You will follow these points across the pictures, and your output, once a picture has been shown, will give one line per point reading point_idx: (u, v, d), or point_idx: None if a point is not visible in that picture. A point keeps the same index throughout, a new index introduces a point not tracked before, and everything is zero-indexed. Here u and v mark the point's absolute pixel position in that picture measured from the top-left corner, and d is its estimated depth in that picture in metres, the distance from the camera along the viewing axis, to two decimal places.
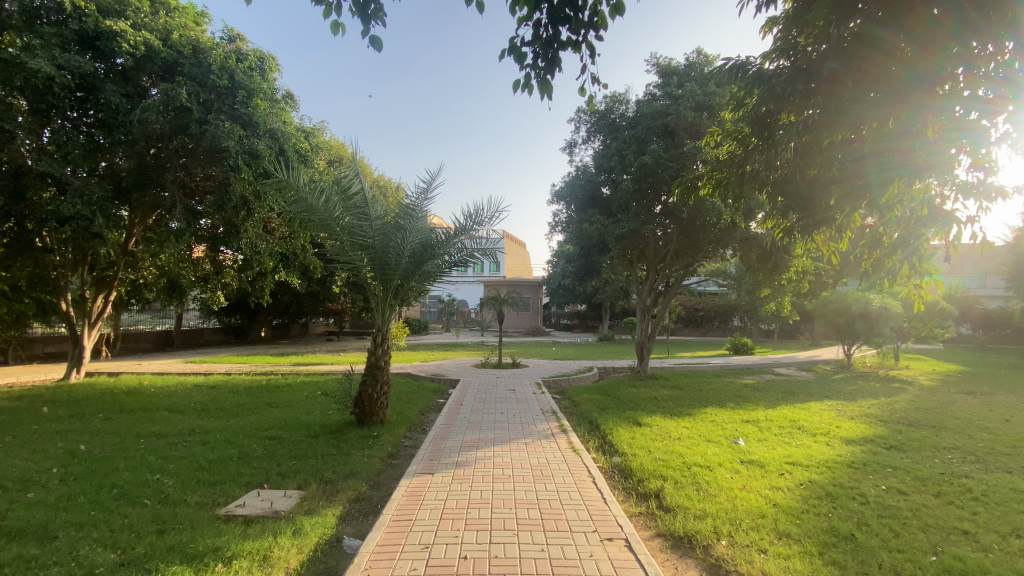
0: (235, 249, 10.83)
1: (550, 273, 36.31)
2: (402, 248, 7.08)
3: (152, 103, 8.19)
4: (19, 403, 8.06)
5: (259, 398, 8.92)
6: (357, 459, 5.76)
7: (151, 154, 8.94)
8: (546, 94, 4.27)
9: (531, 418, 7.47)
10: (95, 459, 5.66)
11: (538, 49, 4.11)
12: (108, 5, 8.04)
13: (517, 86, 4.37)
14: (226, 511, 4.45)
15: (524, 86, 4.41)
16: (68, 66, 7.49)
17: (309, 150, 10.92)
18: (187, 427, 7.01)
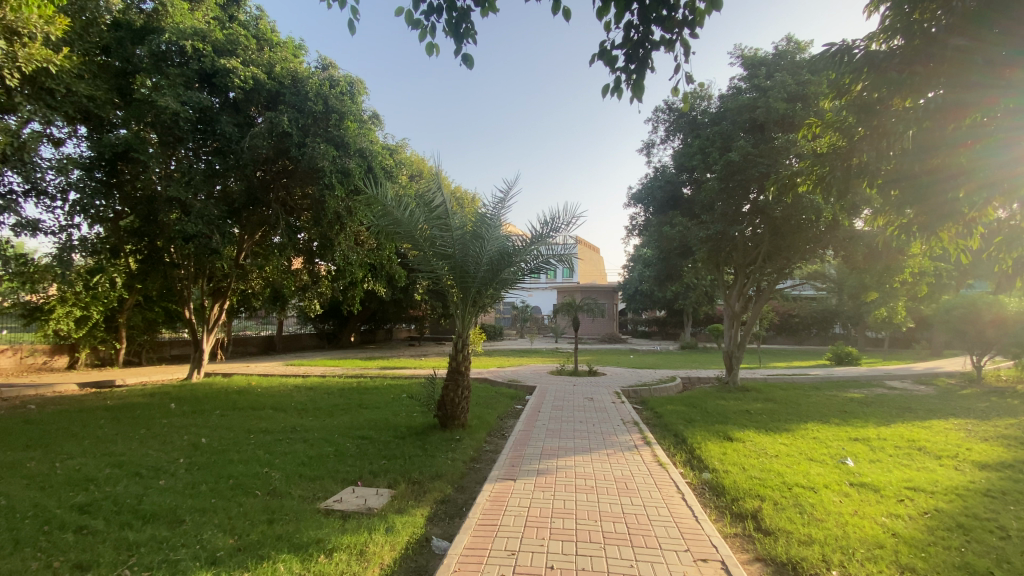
0: (329, 261, 11.66)
1: (628, 279, 35.41)
2: (480, 257, 7.21)
3: (258, 131, 9.08)
4: (152, 399, 9.20)
5: (350, 400, 9.47)
6: (441, 461, 5.93)
7: (258, 177, 9.91)
8: (637, 97, 4.21)
9: (612, 429, 7.28)
10: (214, 451, 6.31)
11: (628, 52, 4.05)
12: (222, 45, 8.99)
13: (607, 90, 4.38)
14: (326, 505, 4.76)
15: (616, 90, 4.41)
16: (190, 102, 8.52)
17: (393, 166, 11.54)
18: (289, 426, 7.60)
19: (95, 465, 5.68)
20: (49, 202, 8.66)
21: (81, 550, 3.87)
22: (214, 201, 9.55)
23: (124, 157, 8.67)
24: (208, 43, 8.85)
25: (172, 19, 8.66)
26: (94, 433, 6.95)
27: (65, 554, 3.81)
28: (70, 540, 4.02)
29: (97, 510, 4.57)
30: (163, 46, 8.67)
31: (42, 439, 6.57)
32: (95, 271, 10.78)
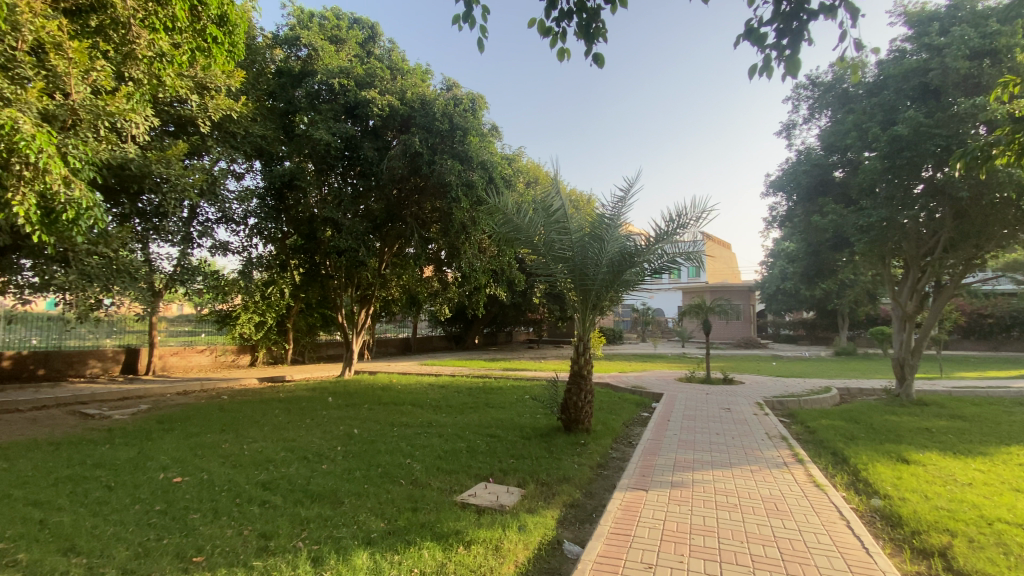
0: (456, 269, 12.38)
1: (763, 276, 32.26)
2: (601, 260, 7.07)
3: (395, 153, 9.99)
4: (314, 393, 10.58)
5: (479, 399, 9.93)
6: (568, 465, 5.93)
7: (394, 195, 10.91)
8: (793, 74, 3.91)
9: (755, 443, 6.65)
10: (364, 441, 7.04)
11: (779, 26, 3.71)
12: (363, 79, 10.06)
13: (756, 71, 4.07)
14: (462, 498, 5.02)
15: (767, 68, 4.08)
16: (338, 133, 9.66)
17: (512, 174, 11.92)
18: (426, 421, 8.20)
19: (272, 448, 6.67)
20: (234, 226, 10.46)
21: (265, 522, 4.56)
22: (359, 217, 10.75)
23: (288, 186, 10.12)
24: (352, 78, 9.97)
25: (323, 61, 9.90)
26: (270, 421, 8.17)
27: (253, 524, 4.52)
28: (257, 512, 4.77)
29: (276, 487, 5.36)
30: (316, 85, 9.99)
31: (233, 424, 7.91)
32: (268, 283, 12.74)
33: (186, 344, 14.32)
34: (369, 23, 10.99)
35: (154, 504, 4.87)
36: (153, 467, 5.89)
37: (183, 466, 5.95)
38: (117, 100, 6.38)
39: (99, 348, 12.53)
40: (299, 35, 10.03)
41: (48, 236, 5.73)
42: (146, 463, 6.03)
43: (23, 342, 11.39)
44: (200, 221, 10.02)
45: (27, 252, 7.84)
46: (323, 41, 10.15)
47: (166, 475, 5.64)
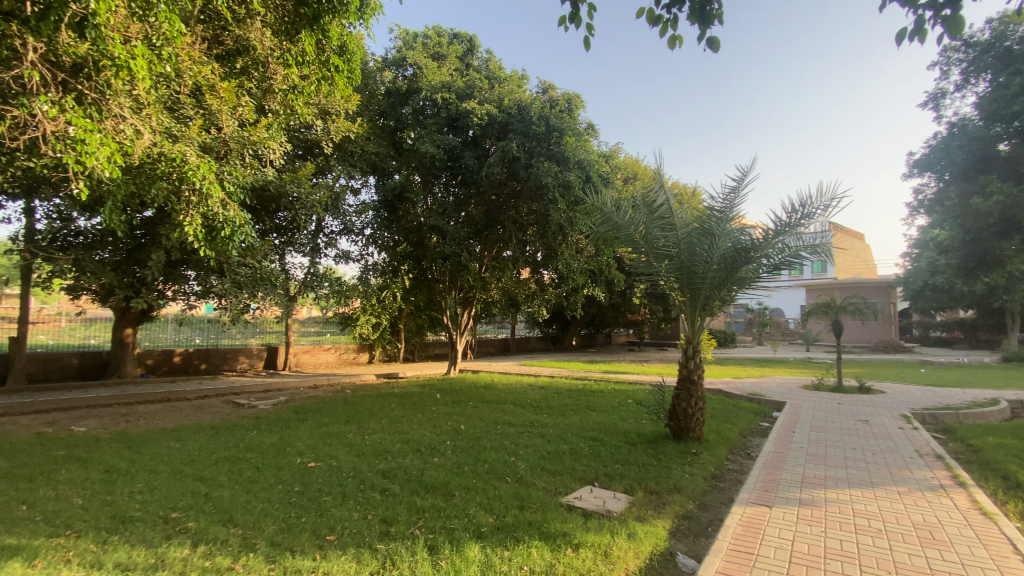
0: (555, 270, 12.42)
1: (905, 270, 28.13)
2: (712, 256, 6.64)
3: (494, 160, 10.28)
4: (423, 390, 11.25)
5: (580, 402, 9.86)
6: (679, 474, 5.65)
7: (493, 200, 11.25)
8: (956, 36, 3.46)
9: (900, 461, 5.82)
10: (471, 437, 7.32)
11: None
12: (464, 91, 10.49)
13: (906, 36, 3.67)
14: (567, 500, 5.01)
15: (918, 32, 3.69)
16: (442, 145, 10.17)
17: (610, 171, 11.71)
18: (528, 420, 8.34)
19: (390, 440, 7.20)
20: (353, 237, 11.50)
21: (386, 508, 4.92)
22: (460, 223, 11.23)
23: (398, 198, 10.88)
24: (453, 92, 10.44)
25: (426, 78, 10.49)
26: (387, 414, 8.84)
27: (376, 510, 4.90)
28: (379, 498, 5.17)
29: (394, 477, 5.76)
30: (421, 102, 10.63)
31: (355, 416, 8.68)
32: (382, 287, 13.81)
33: (315, 343, 15.97)
34: (467, 36, 11.43)
35: (293, 485, 5.50)
36: (291, 452, 6.65)
37: (315, 452, 6.65)
38: (259, 130, 7.42)
39: (247, 346, 14.45)
40: (405, 56, 10.72)
41: (209, 250, 6.72)
42: (286, 448, 6.83)
43: (189, 341, 13.44)
44: (325, 233, 11.15)
45: (194, 264, 9.39)
46: (427, 59, 10.74)
47: (302, 460, 6.35)
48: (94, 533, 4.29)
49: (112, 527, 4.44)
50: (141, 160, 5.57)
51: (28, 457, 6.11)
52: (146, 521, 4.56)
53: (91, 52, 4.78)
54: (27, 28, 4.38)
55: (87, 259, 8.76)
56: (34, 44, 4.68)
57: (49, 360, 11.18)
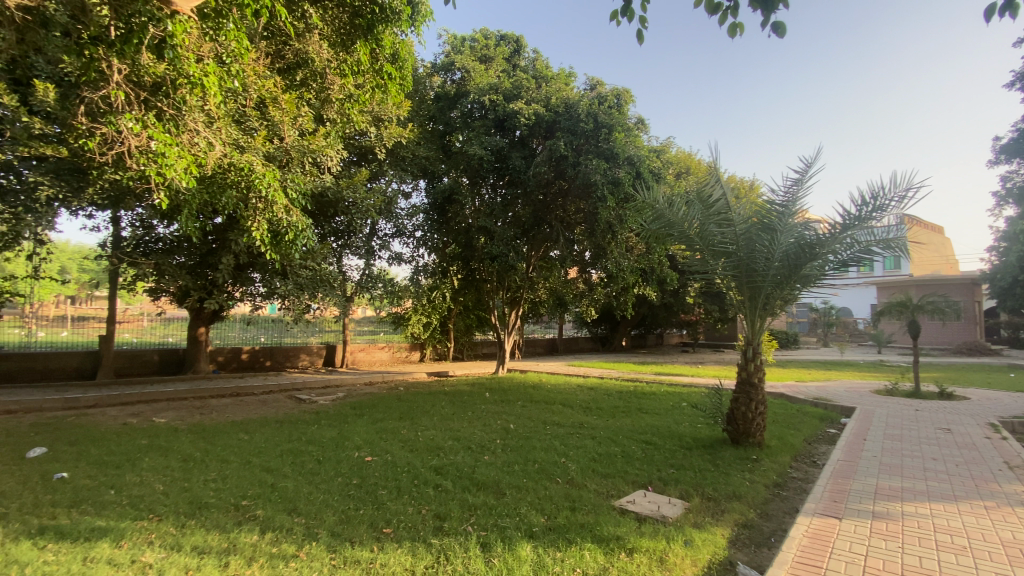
0: (604, 269, 12.24)
1: (992, 265, 25.66)
2: (773, 253, 6.30)
3: (541, 159, 10.26)
4: (473, 389, 11.40)
5: (631, 403, 9.67)
6: (738, 481, 5.42)
7: (541, 199, 11.24)
8: None
9: (990, 474, 5.31)
10: (521, 437, 7.35)
11: None
12: (511, 92, 10.54)
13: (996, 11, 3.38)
14: (620, 504, 4.93)
15: (1011, 5, 3.40)
16: (490, 147, 10.26)
17: (661, 166, 11.43)
18: (578, 421, 8.26)
19: (442, 437, 7.34)
20: (405, 239, 11.83)
21: (439, 504, 5.02)
22: (508, 224, 11.29)
23: (448, 200, 11.08)
24: (500, 93, 10.52)
25: (474, 81, 10.62)
26: (438, 411, 9.03)
27: (429, 505, 5.02)
28: (432, 494, 5.29)
29: (446, 473, 5.87)
30: (469, 105, 10.77)
31: (408, 412, 8.92)
32: (432, 288, 14.11)
33: (370, 341, 16.54)
34: (514, 37, 11.48)
35: (351, 478, 5.72)
36: (349, 446, 6.92)
37: (372, 447, 6.88)
38: (317, 138, 7.74)
39: (307, 344, 15.19)
40: (453, 61, 10.90)
41: (274, 254, 7.10)
42: (344, 442, 7.12)
43: (255, 340, 14.24)
44: (378, 235, 11.53)
45: (260, 267, 10.00)
46: (474, 62, 10.87)
47: (359, 454, 6.60)
48: (174, 517, 4.64)
49: (190, 511, 4.79)
50: (213, 171, 5.98)
51: (118, 445, 6.70)
52: (218, 507, 4.88)
53: (170, 72, 5.17)
54: (115, 52, 4.79)
55: (166, 264, 9.50)
56: (121, 67, 5.12)
57: (135, 356, 12.22)
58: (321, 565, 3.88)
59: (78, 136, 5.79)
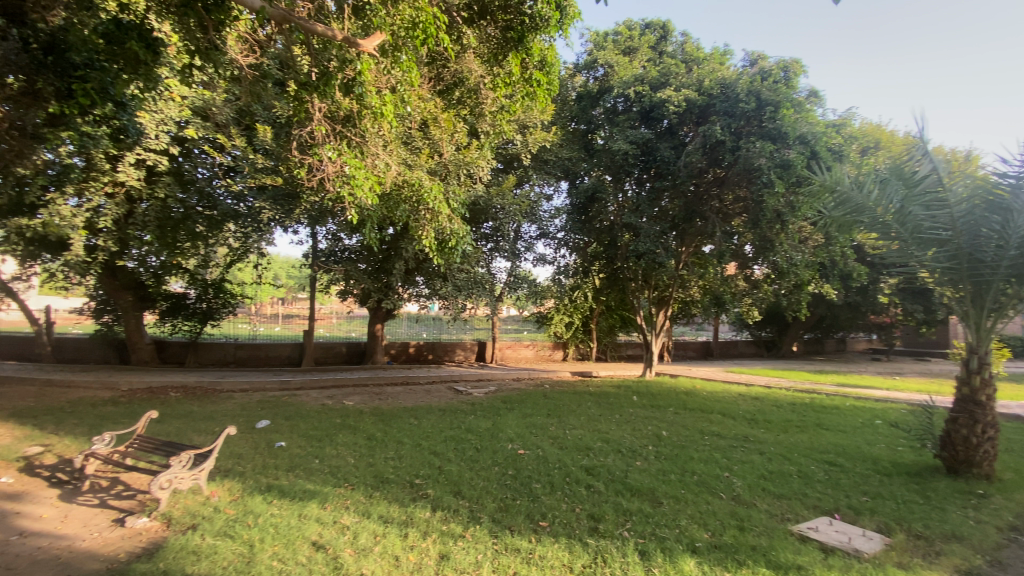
0: (771, 264, 11.04)
1: None
2: (1009, 239, 5.08)
3: (694, 147, 9.63)
4: (620, 391, 11.15)
5: (806, 418, 8.52)
6: (959, 519, 4.45)
7: (693, 190, 10.55)
8: None
9: None
10: (676, 445, 6.97)
11: None
12: (658, 81, 10.08)
13: None
14: (799, 529, 4.38)
15: None
16: (635, 140, 9.96)
17: (841, 143, 9.93)
18: (741, 434, 7.57)
19: (591, 438, 7.31)
20: (549, 241, 12.14)
21: (593, 505, 5.01)
22: (657, 220, 10.78)
23: (591, 199, 11.07)
24: (647, 83, 10.13)
25: (618, 75, 10.37)
26: (586, 412, 9.04)
27: (584, 504, 5.03)
28: (585, 494, 5.29)
29: (599, 474, 5.83)
30: (613, 100, 10.56)
31: (556, 410, 9.09)
32: (575, 288, 14.21)
33: (515, 340, 17.24)
34: (660, 23, 10.93)
35: (507, 469, 6.02)
36: (503, 438, 7.29)
37: (524, 441, 7.15)
38: (470, 152, 8.63)
39: (461, 341, 16.44)
40: (595, 57, 10.75)
41: (439, 259, 7.72)
42: (499, 434, 7.53)
43: (418, 336, 15.94)
44: (524, 238, 11.96)
45: (424, 271, 11.21)
46: (618, 56, 10.62)
47: (513, 447, 6.90)
48: (363, 488, 5.37)
49: (376, 484, 5.51)
50: (392, 188, 6.82)
51: (318, 422, 8.00)
52: (397, 483, 5.53)
53: (354, 105, 5.95)
54: (317, 92, 5.73)
55: (353, 270, 11.11)
56: (320, 106, 6.06)
57: (327, 348, 14.51)
58: (485, 548, 4.14)
59: (291, 168, 7.07)
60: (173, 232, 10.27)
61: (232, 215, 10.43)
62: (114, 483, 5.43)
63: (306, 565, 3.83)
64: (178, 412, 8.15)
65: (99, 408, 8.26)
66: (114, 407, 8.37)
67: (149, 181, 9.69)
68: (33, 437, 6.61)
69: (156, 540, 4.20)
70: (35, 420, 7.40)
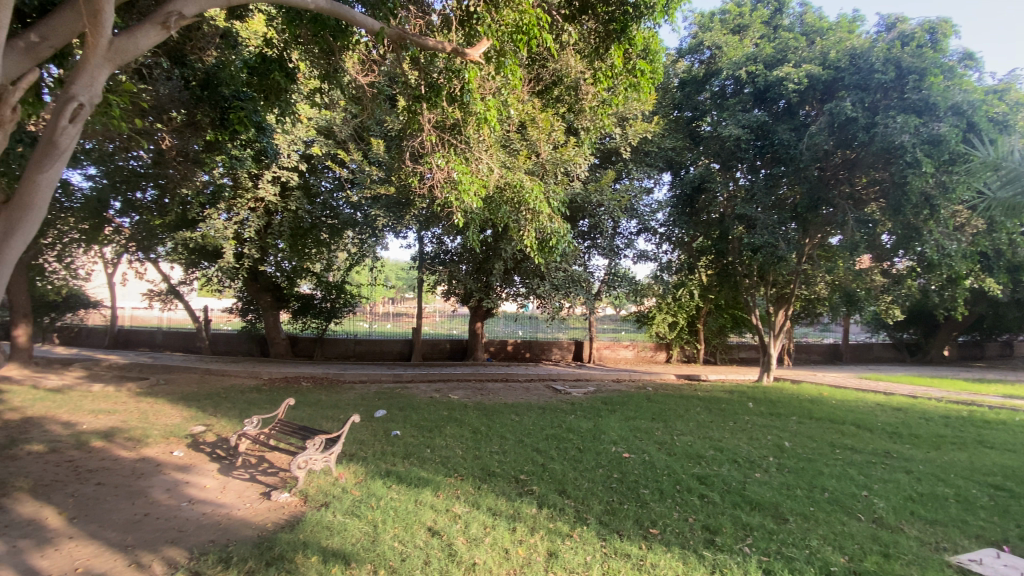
0: (917, 254, 9.64)
1: None
2: None
3: (819, 127, 8.71)
4: (733, 396, 10.38)
5: (965, 434, 7.31)
6: None
7: (818, 175, 9.52)
8: None
9: None
10: (801, 458, 6.34)
11: None
12: (773, 58, 9.32)
13: None
14: (958, 561, 3.81)
15: None
16: (747, 124, 9.26)
17: (1007, 111, 8.44)
18: (881, 448, 6.69)
19: (702, 445, 6.91)
20: (651, 237, 11.72)
21: (707, 516, 4.72)
22: (771, 209, 10.06)
23: (699, 190, 10.64)
24: (760, 62, 9.40)
25: (726, 57, 9.74)
26: (695, 417, 8.56)
27: (697, 514, 4.76)
28: (698, 503, 5.00)
29: (713, 484, 5.48)
30: (721, 84, 9.92)
31: (662, 414, 8.71)
32: (680, 285, 13.54)
33: (614, 339, 16.86)
34: None
35: (612, 472, 5.87)
36: (606, 440, 7.14)
37: (628, 444, 6.94)
38: (568, 149, 8.80)
39: (558, 340, 16.43)
40: (701, 40, 10.20)
41: (540, 259, 7.69)
42: (601, 435, 7.38)
43: (515, 334, 16.28)
44: (624, 234, 11.66)
45: (522, 270, 11.37)
46: (727, 36, 9.94)
47: (617, 449, 6.72)
48: (472, 479, 5.58)
49: (483, 476, 5.69)
50: (495, 190, 7.00)
51: (428, 413, 8.48)
52: (503, 477, 5.66)
53: (460, 112, 6.21)
54: (428, 103, 6.08)
55: (457, 271, 11.59)
56: (430, 117, 6.43)
57: (433, 345, 15.40)
58: (594, 550, 4.08)
59: (404, 176, 7.55)
60: (302, 240, 11.55)
61: (351, 223, 11.16)
62: (260, 461, 6.19)
63: (423, 548, 4.06)
64: (310, 399, 9.09)
65: (247, 395, 9.50)
66: (259, 394, 9.57)
67: (283, 195, 10.96)
68: (198, 418, 7.77)
69: (295, 514, 4.71)
70: (199, 403, 8.70)
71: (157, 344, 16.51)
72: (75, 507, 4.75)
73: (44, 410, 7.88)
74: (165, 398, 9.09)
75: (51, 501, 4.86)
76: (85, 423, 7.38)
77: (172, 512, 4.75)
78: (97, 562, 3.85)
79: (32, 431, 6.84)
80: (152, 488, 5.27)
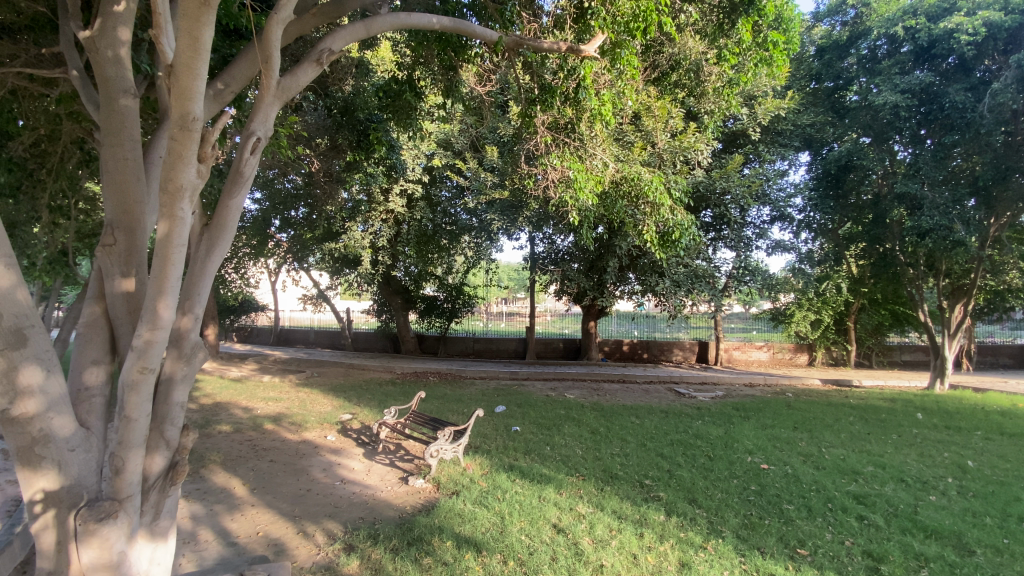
0: None
1: None
2: None
3: (1005, 83, 7.26)
4: (895, 405, 8.94)
5: None
6: None
7: (1004, 141, 7.89)
8: None
9: None
10: (991, 481, 5.27)
11: None
12: (936, 10, 7.97)
13: None
14: None
15: None
16: (907, 87, 7.96)
17: None
18: None
19: (858, 459, 6.06)
20: (787, 225, 10.60)
21: (869, 540, 4.13)
22: (941, 184, 8.52)
23: (845, 168, 9.37)
24: (920, 16, 8.06)
25: (876, 14, 8.55)
26: (847, 427, 7.55)
27: (855, 538, 4.19)
28: (856, 525, 4.39)
29: (873, 504, 4.78)
30: (870, 45, 8.64)
31: (805, 424, 7.80)
32: (824, 278, 12.04)
33: (744, 340, 15.57)
34: None
35: (749, 484, 5.39)
36: (740, 448, 6.60)
37: (766, 454, 6.34)
38: (687, 137, 8.41)
39: (679, 340, 15.58)
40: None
41: (661, 254, 7.32)
42: (733, 443, 6.82)
43: (630, 334, 15.79)
44: (753, 224, 10.72)
45: (638, 267, 11.02)
46: None
47: (753, 459, 6.16)
48: (595, 479, 5.52)
49: (606, 478, 5.60)
50: (611, 185, 6.83)
51: (547, 411, 8.58)
52: (627, 480, 5.51)
53: (574, 110, 6.24)
54: (543, 104, 6.17)
55: (571, 270, 11.60)
56: (544, 118, 6.47)
57: (547, 344, 15.58)
58: (731, 565, 3.80)
59: (520, 177, 7.73)
60: (427, 246, 12.41)
61: (467, 228, 11.90)
62: (398, 448, 6.77)
63: (550, 544, 4.12)
64: (438, 393, 9.74)
65: (383, 388, 10.47)
66: (392, 387, 10.49)
67: (411, 205, 11.88)
68: (344, 407, 8.75)
69: (430, 500, 5.07)
70: (345, 394, 9.79)
71: (310, 341, 18.93)
72: (256, 479, 5.64)
73: (230, 397, 9.47)
74: (318, 389, 10.39)
75: (238, 473, 5.83)
76: (259, 409, 8.72)
77: (328, 489, 5.41)
78: (273, 528, 4.53)
79: (222, 414, 8.27)
80: (313, 467, 6.06)
